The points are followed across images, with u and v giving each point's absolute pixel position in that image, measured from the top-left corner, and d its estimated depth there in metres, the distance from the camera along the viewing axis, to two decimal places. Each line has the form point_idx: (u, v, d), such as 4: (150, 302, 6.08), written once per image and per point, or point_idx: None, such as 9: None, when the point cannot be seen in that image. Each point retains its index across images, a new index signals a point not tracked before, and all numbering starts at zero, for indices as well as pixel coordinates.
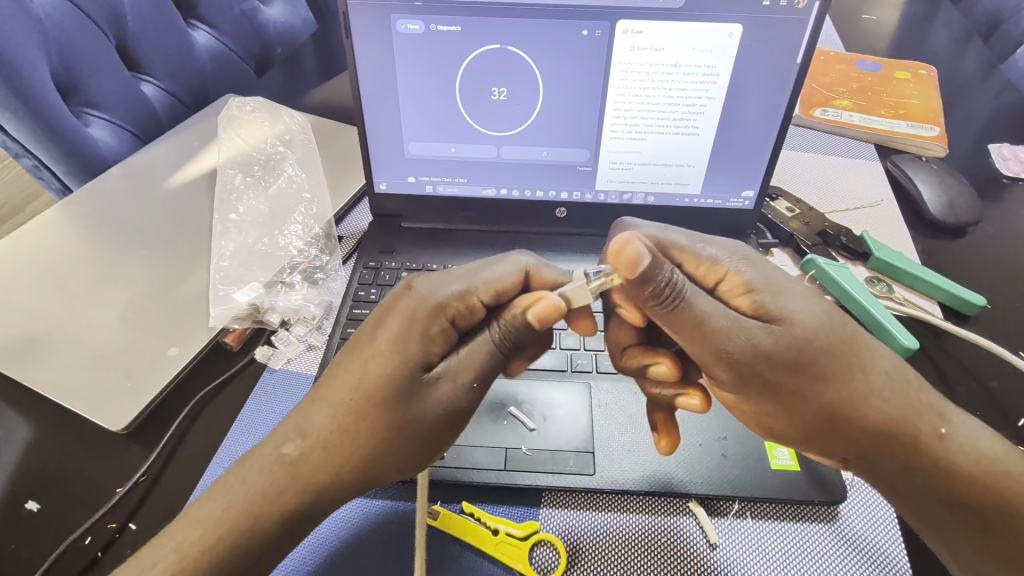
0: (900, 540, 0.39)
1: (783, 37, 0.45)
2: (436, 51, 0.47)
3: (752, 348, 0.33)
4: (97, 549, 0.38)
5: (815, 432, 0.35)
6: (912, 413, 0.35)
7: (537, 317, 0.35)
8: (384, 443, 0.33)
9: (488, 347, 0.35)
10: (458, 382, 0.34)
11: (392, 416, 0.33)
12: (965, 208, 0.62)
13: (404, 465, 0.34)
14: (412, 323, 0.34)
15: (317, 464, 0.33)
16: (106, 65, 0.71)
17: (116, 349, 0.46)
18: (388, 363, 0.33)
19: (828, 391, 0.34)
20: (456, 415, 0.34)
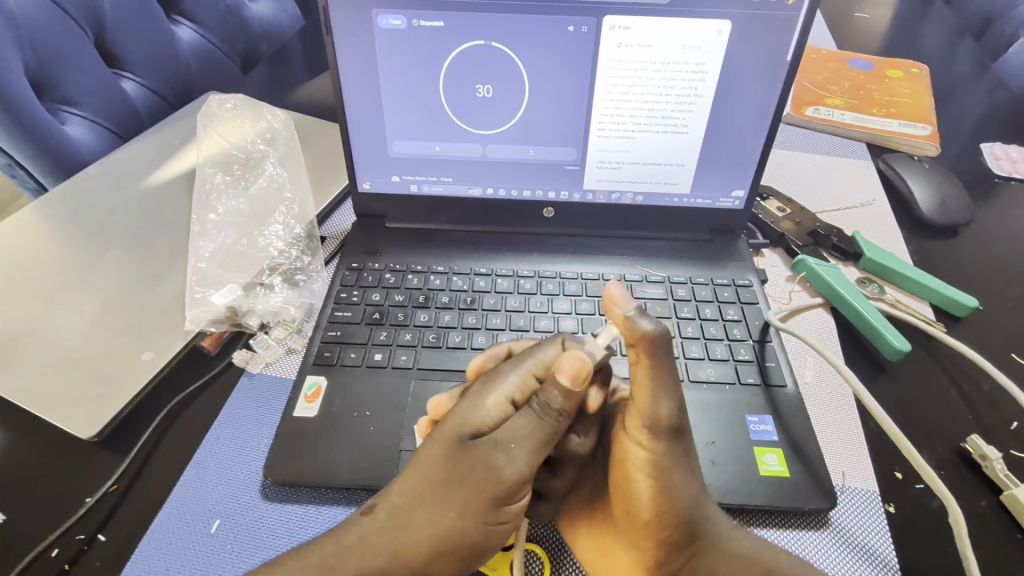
0: (891, 543, 0.38)
1: (773, 33, 0.44)
2: (418, 47, 0.46)
3: (681, 424, 0.32)
4: (64, 562, 0.37)
5: (661, 529, 0.33)
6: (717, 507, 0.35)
7: (567, 374, 0.33)
8: (448, 522, 0.33)
9: (532, 416, 0.33)
10: (506, 452, 0.33)
11: (448, 488, 0.33)
12: (957, 208, 0.61)
13: (454, 550, 0.33)
14: (473, 397, 0.35)
15: (389, 538, 0.33)
16: (84, 62, 0.69)
17: (88, 353, 0.45)
18: (444, 439, 0.34)
19: (683, 480, 0.33)
20: (503, 492, 0.32)
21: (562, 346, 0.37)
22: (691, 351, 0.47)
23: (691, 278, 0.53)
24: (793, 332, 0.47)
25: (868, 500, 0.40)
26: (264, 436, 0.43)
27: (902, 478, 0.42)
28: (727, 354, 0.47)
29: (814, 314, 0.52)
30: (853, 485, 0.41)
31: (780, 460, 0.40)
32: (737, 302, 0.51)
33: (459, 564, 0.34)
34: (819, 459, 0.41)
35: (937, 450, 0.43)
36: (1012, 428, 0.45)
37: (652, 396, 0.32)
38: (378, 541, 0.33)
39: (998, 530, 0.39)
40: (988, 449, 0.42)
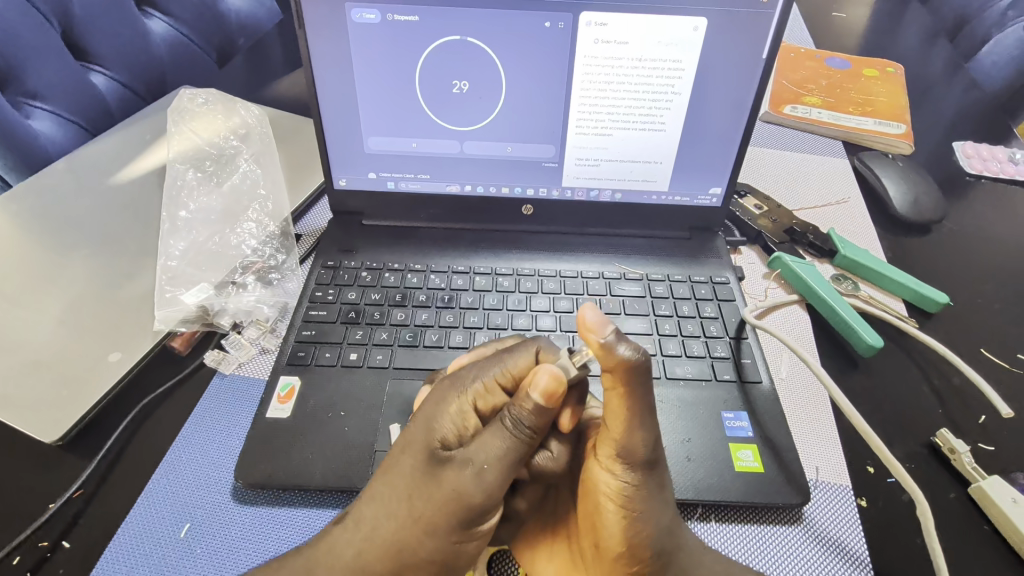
0: (862, 534, 0.39)
1: (749, 31, 0.44)
2: (393, 41, 0.46)
3: (650, 460, 0.32)
4: (26, 569, 0.36)
5: (625, 559, 0.33)
6: (690, 552, 0.34)
7: (540, 392, 0.32)
8: (416, 536, 0.32)
9: (502, 434, 0.32)
10: (473, 469, 0.32)
11: (414, 504, 0.32)
12: (930, 206, 0.62)
13: (424, 568, 0.32)
14: (438, 405, 0.35)
15: (361, 560, 0.32)
16: (51, 54, 0.67)
17: (52, 355, 0.43)
18: (411, 451, 0.33)
19: (652, 518, 0.33)
20: (468, 509, 0.32)
21: (533, 356, 0.36)
22: (668, 348, 0.47)
23: (669, 275, 0.53)
24: (769, 329, 0.47)
25: (839, 495, 0.41)
26: (237, 438, 0.42)
27: (874, 471, 0.42)
28: (704, 351, 0.47)
29: (790, 310, 0.52)
30: (826, 480, 0.41)
31: (755, 455, 0.41)
32: (714, 299, 0.51)
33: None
34: (793, 454, 0.41)
35: (908, 444, 0.44)
36: (981, 422, 0.46)
37: (622, 432, 0.32)
38: (348, 556, 0.32)
39: (966, 522, 0.40)
40: (957, 442, 0.42)
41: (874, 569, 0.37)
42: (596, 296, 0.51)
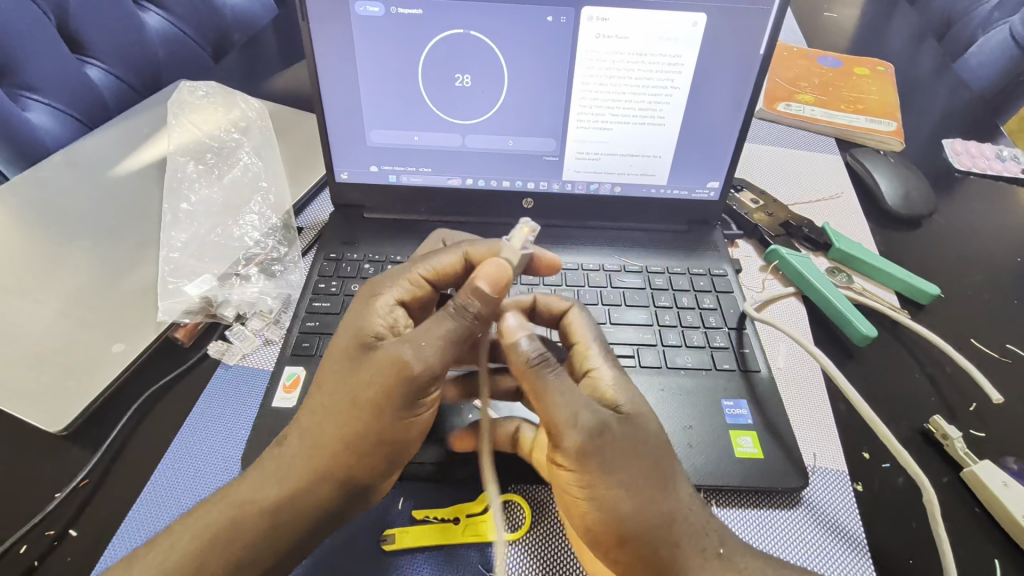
0: (858, 516, 0.40)
1: (747, 27, 0.45)
2: (397, 35, 0.46)
3: (595, 431, 0.33)
4: (33, 558, 0.36)
5: (607, 543, 0.33)
6: (688, 535, 0.33)
7: (486, 282, 0.35)
8: (360, 419, 0.34)
9: (446, 316, 0.35)
10: (413, 349, 0.34)
11: (356, 390, 0.34)
12: (920, 200, 0.63)
13: (372, 447, 0.35)
14: (365, 304, 0.39)
15: (310, 444, 0.35)
16: (47, 47, 0.67)
17: (56, 345, 0.43)
18: (343, 344, 0.37)
19: (622, 500, 0.32)
20: (410, 382, 0.34)
21: (461, 257, 0.40)
22: (668, 338, 0.48)
23: (668, 268, 0.54)
24: (767, 319, 0.48)
25: (836, 480, 0.42)
26: (243, 427, 0.42)
27: (870, 457, 0.43)
28: (703, 341, 0.48)
29: (786, 302, 0.53)
30: (824, 466, 0.42)
31: (754, 442, 0.41)
32: (713, 291, 0.52)
33: (384, 461, 0.35)
34: (793, 441, 0.42)
35: (902, 430, 0.45)
36: (972, 409, 0.47)
37: (553, 410, 0.34)
38: (297, 460, 0.35)
39: (958, 505, 0.41)
40: (949, 428, 0.43)
41: (870, 549, 0.39)
42: (596, 288, 0.52)
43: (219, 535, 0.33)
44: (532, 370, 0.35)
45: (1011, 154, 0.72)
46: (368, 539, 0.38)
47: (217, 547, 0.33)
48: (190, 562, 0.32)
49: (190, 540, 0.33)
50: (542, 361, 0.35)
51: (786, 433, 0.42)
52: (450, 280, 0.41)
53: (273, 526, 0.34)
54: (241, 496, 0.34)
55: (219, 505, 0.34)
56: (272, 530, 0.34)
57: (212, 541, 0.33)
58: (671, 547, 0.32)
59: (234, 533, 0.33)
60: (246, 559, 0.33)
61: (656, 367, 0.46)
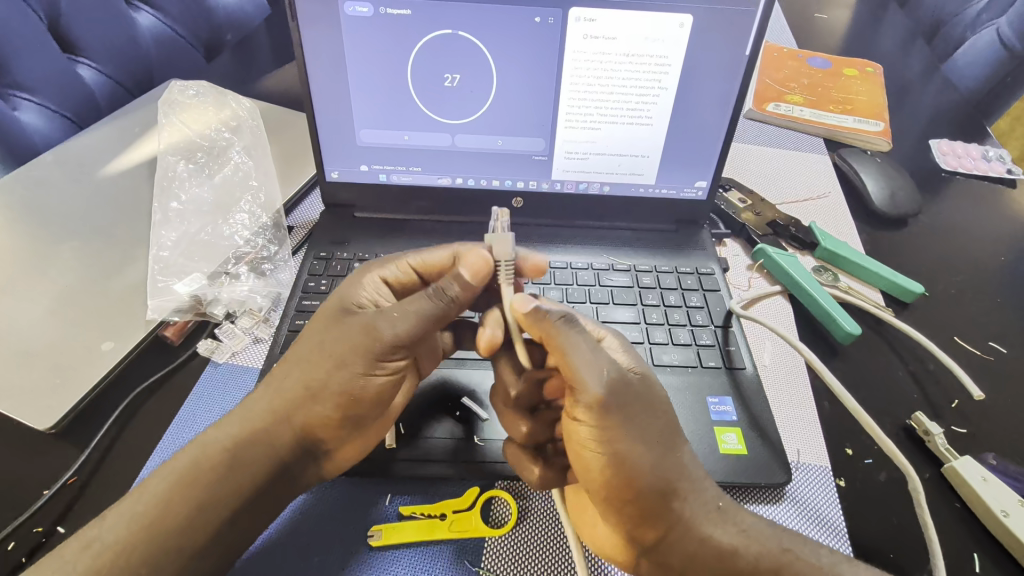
0: (840, 511, 0.40)
1: (733, 29, 0.46)
2: (386, 35, 0.46)
3: (615, 385, 0.34)
4: (21, 555, 0.36)
5: (620, 494, 0.33)
6: (692, 489, 0.34)
7: (470, 272, 0.38)
8: (327, 371, 0.37)
9: (422, 296, 0.37)
10: (384, 320, 0.37)
11: (329, 345, 0.37)
12: (906, 200, 0.64)
13: (332, 401, 0.37)
14: (357, 278, 0.41)
15: (276, 394, 0.37)
16: (39, 46, 0.67)
17: (45, 344, 0.43)
18: (331, 303, 0.40)
19: (638, 447, 0.33)
20: (377, 347, 0.37)
21: (451, 253, 0.41)
22: (655, 336, 0.49)
23: (656, 267, 0.55)
24: (754, 318, 0.49)
25: (820, 476, 0.42)
26: None
27: (853, 453, 0.44)
28: (690, 339, 0.48)
29: (772, 301, 0.54)
30: (808, 462, 0.43)
31: (738, 438, 0.42)
32: (700, 289, 0.53)
33: (340, 420, 0.37)
34: (777, 437, 0.42)
35: (885, 426, 0.46)
36: (955, 406, 0.48)
37: (577, 369, 0.34)
38: (262, 411, 0.37)
39: (939, 500, 0.42)
40: (931, 424, 0.44)
41: (850, 541, 0.39)
42: (585, 286, 0.53)
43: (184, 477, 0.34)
44: (557, 329, 0.35)
45: (996, 155, 0.73)
46: (355, 536, 0.38)
47: (182, 488, 0.34)
48: (161, 506, 0.34)
49: (185, 499, 0.34)
50: (565, 321, 0.35)
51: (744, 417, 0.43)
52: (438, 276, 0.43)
53: (229, 471, 0.35)
54: (208, 441, 0.36)
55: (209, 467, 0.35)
56: (230, 469, 0.35)
57: (181, 483, 0.34)
58: (681, 501, 0.33)
59: (197, 475, 0.35)
60: (201, 501, 0.34)
61: None
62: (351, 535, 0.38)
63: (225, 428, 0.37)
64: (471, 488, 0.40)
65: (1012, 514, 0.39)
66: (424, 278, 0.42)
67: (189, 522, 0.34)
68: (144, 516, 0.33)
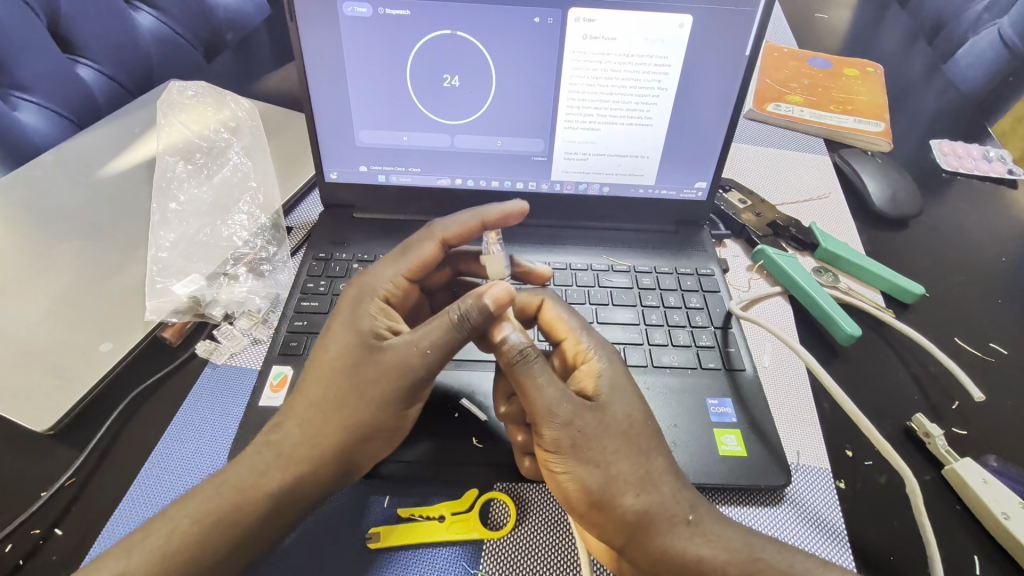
0: (840, 511, 0.40)
1: (734, 29, 0.45)
2: (385, 35, 0.46)
3: (568, 420, 0.35)
4: (19, 557, 0.36)
5: (580, 511, 0.35)
6: (656, 504, 0.33)
7: (493, 298, 0.37)
8: (373, 410, 0.37)
9: (449, 325, 0.37)
10: (418, 349, 0.37)
11: (366, 385, 0.37)
12: (907, 201, 0.64)
13: (377, 434, 0.37)
14: (356, 303, 0.41)
15: (313, 431, 0.36)
16: (38, 47, 0.67)
17: (43, 344, 0.43)
18: (342, 341, 0.38)
19: (588, 472, 0.34)
20: (415, 379, 0.37)
21: (437, 240, 0.44)
22: (655, 337, 0.48)
23: (656, 267, 0.54)
24: (754, 320, 0.48)
25: (821, 477, 0.42)
26: (231, 426, 0.42)
27: (853, 454, 0.44)
28: (689, 340, 0.48)
29: (772, 302, 0.54)
30: (808, 464, 0.43)
31: (739, 440, 0.42)
32: (700, 290, 0.53)
33: (383, 445, 0.38)
34: (776, 439, 0.42)
35: (884, 427, 0.46)
36: (955, 408, 0.47)
37: (533, 401, 0.35)
38: (302, 452, 0.36)
39: (940, 503, 0.41)
40: (931, 426, 0.44)
41: (851, 543, 0.39)
42: (584, 287, 0.52)
43: (214, 518, 0.33)
44: (515, 365, 0.36)
45: (997, 155, 0.73)
46: (355, 540, 0.38)
47: (221, 529, 0.33)
48: (193, 543, 0.32)
49: (189, 522, 0.33)
50: (528, 354, 0.36)
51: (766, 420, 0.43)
52: (430, 268, 0.44)
53: (268, 508, 0.34)
54: (245, 482, 0.34)
55: (218, 488, 0.34)
56: (279, 509, 0.35)
57: (213, 523, 0.33)
58: (642, 517, 0.33)
59: (237, 513, 0.33)
60: (251, 539, 0.34)
61: (642, 366, 0.46)
62: (349, 539, 0.38)
63: (253, 458, 0.35)
64: (470, 490, 0.40)
65: (1013, 517, 0.39)
66: (418, 273, 0.44)
67: (237, 559, 0.33)
68: (179, 553, 0.32)
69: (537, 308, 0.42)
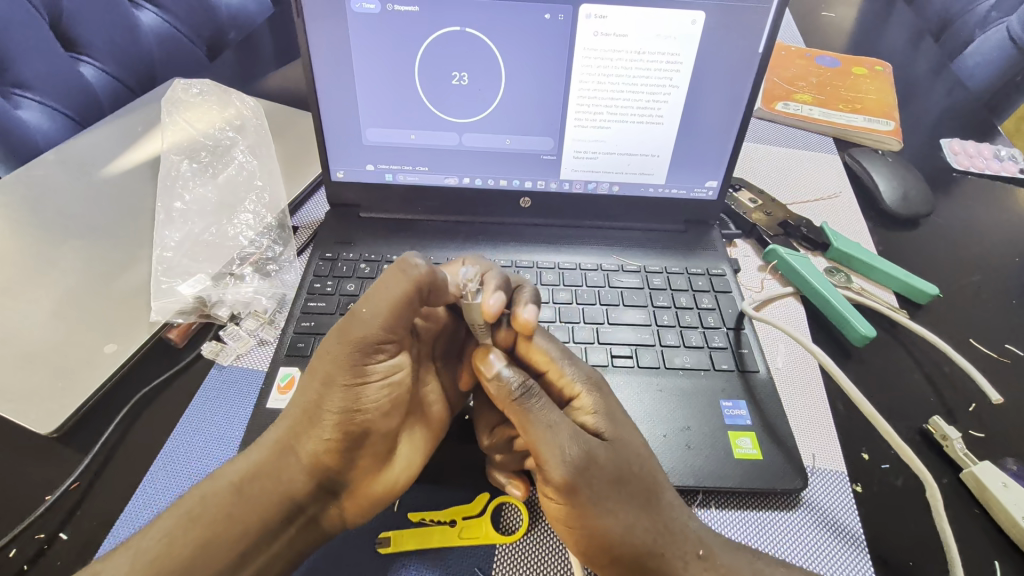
0: (856, 514, 0.40)
1: (747, 25, 0.45)
2: (394, 32, 0.45)
3: (581, 464, 0.32)
4: (22, 562, 0.36)
5: (596, 558, 0.34)
6: (669, 546, 0.33)
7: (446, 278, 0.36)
8: (322, 388, 0.35)
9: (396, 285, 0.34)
10: (362, 314, 0.34)
11: (319, 363, 0.35)
12: (919, 200, 0.63)
13: (323, 420, 0.35)
14: None
15: (285, 427, 0.36)
16: (41, 45, 0.67)
17: (46, 346, 0.43)
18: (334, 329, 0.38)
19: (609, 520, 0.33)
20: (359, 349, 0.34)
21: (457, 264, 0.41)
22: (667, 338, 0.48)
23: (666, 267, 0.54)
24: (766, 320, 0.48)
25: (836, 481, 0.41)
26: (237, 429, 0.42)
27: (869, 458, 0.43)
28: (702, 341, 0.48)
29: (785, 302, 0.53)
30: (823, 467, 0.42)
31: (753, 443, 0.41)
32: (711, 291, 0.52)
33: (349, 454, 0.36)
34: (792, 441, 0.41)
35: (900, 430, 0.45)
36: (971, 410, 0.47)
37: (538, 446, 0.33)
38: (267, 440, 0.36)
39: (959, 506, 0.41)
40: (949, 429, 0.43)
41: (868, 548, 0.38)
42: (594, 288, 0.52)
43: (196, 514, 0.34)
44: (516, 402, 0.34)
45: (1008, 154, 0.72)
46: (365, 544, 0.37)
47: (200, 525, 0.33)
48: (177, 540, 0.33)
49: (174, 521, 0.33)
50: (527, 391, 0.34)
51: (783, 424, 0.42)
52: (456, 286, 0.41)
53: (235, 507, 0.34)
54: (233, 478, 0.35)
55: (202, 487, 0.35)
56: (246, 511, 0.34)
57: (193, 520, 0.33)
58: (660, 561, 0.33)
59: (208, 507, 0.34)
60: (215, 539, 0.33)
61: (654, 368, 0.46)
62: (358, 546, 0.37)
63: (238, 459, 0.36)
64: (481, 494, 0.40)
65: None
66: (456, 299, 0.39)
67: (203, 560, 0.33)
68: (163, 556, 0.32)
69: (513, 339, 0.38)
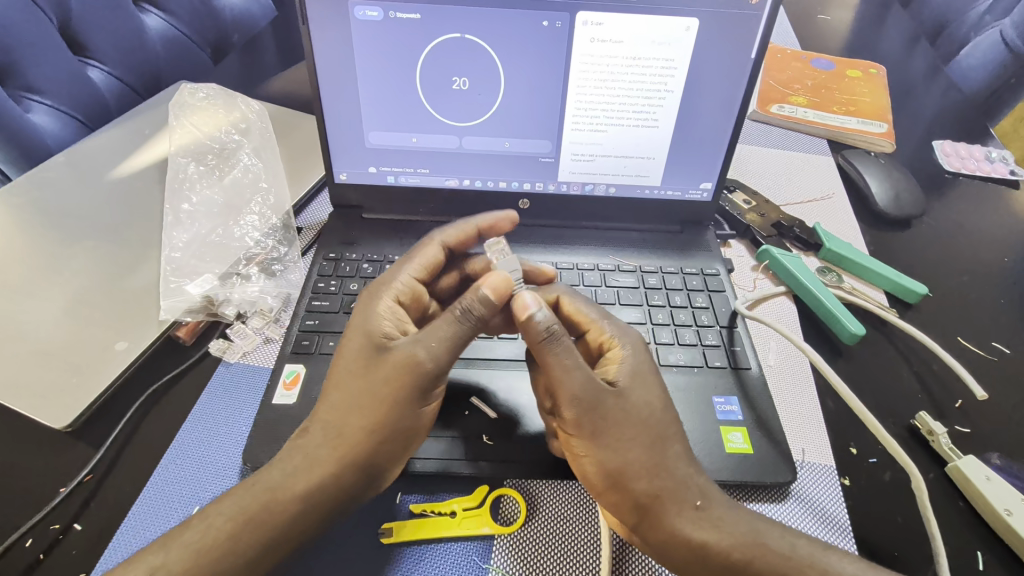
0: (843, 503, 0.41)
1: (739, 32, 0.46)
2: (393, 38, 0.47)
3: (591, 403, 0.35)
4: (39, 551, 0.37)
5: (602, 493, 0.36)
6: (667, 489, 0.35)
7: (491, 290, 0.37)
8: (387, 413, 0.36)
9: (453, 319, 0.37)
10: (427, 344, 0.36)
11: (379, 390, 0.36)
12: (909, 201, 0.64)
13: (393, 438, 0.36)
14: (368, 306, 0.40)
15: (338, 441, 0.36)
16: (50, 49, 0.68)
17: (60, 343, 0.44)
18: (356, 344, 0.38)
19: (611, 453, 0.35)
20: (424, 378, 0.36)
21: (438, 244, 0.45)
22: (661, 336, 0.49)
23: (662, 267, 0.55)
24: (760, 319, 0.49)
25: (824, 474, 0.43)
26: (244, 424, 0.43)
27: (857, 453, 0.44)
28: (695, 339, 0.49)
29: (778, 302, 0.54)
30: (811, 460, 0.43)
31: (744, 437, 0.42)
32: (705, 290, 0.53)
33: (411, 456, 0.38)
34: (781, 434, 0.43)
35: (887, 425, 0.46)
36: (958, 406, 0.48)
37: (556, 379, 0.36)
38: (322, 455, 0.35)
39: (943, 499, 0.42)
40: (935, 424, 0.44)
41: (854, 538, 0.40)
42: (591, 287, 0.53)
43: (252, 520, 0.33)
44: (542, 343, 0.36)
45: (999, 156, 0.74)
46: (367, 536, 0.39)
47: (254, 528, 0.33)
48: (227, 543, 0.33)
49: (225, 522, 0.33)
50: (552, 335, 0.36)
51: (773, 418, 0.44)
52: (436, 270, 0.45)
53: (290, 512, 0.34)
54: (274, 487, 0.34)
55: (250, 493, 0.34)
56: (308, 516, 0.34)
57: (246, 525, 0.33)
58: (657, 498, 0.35)
59: (266, 517, 0.33)
60: (274, 545, 0.33)
61: None
62: (362, 537, 0.38)
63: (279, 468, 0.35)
64: (481, 487, 0.41)
65: (1015, 513, 0.39)
66: (426, 276, 0.44)
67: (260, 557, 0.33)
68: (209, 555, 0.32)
69: (555, 302, 0.43)
